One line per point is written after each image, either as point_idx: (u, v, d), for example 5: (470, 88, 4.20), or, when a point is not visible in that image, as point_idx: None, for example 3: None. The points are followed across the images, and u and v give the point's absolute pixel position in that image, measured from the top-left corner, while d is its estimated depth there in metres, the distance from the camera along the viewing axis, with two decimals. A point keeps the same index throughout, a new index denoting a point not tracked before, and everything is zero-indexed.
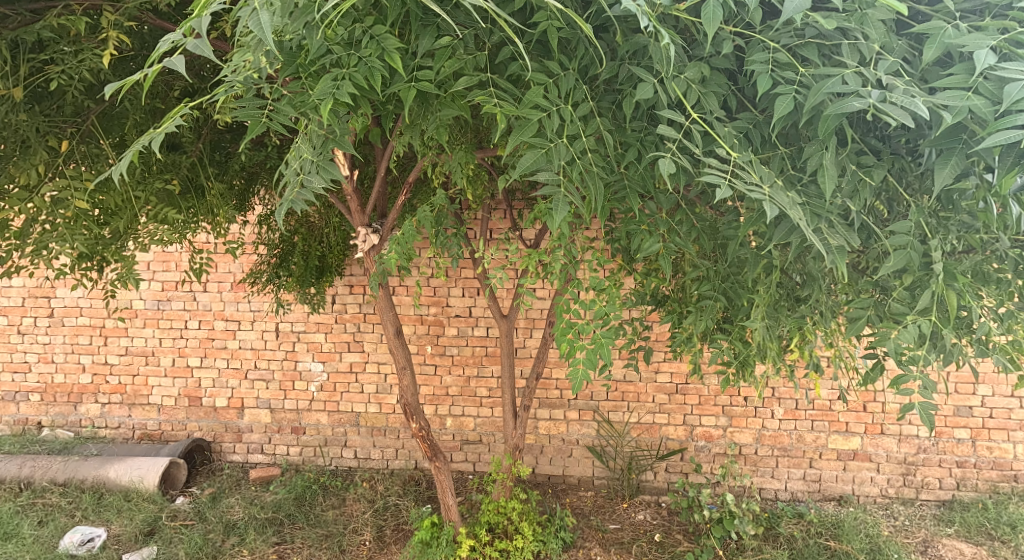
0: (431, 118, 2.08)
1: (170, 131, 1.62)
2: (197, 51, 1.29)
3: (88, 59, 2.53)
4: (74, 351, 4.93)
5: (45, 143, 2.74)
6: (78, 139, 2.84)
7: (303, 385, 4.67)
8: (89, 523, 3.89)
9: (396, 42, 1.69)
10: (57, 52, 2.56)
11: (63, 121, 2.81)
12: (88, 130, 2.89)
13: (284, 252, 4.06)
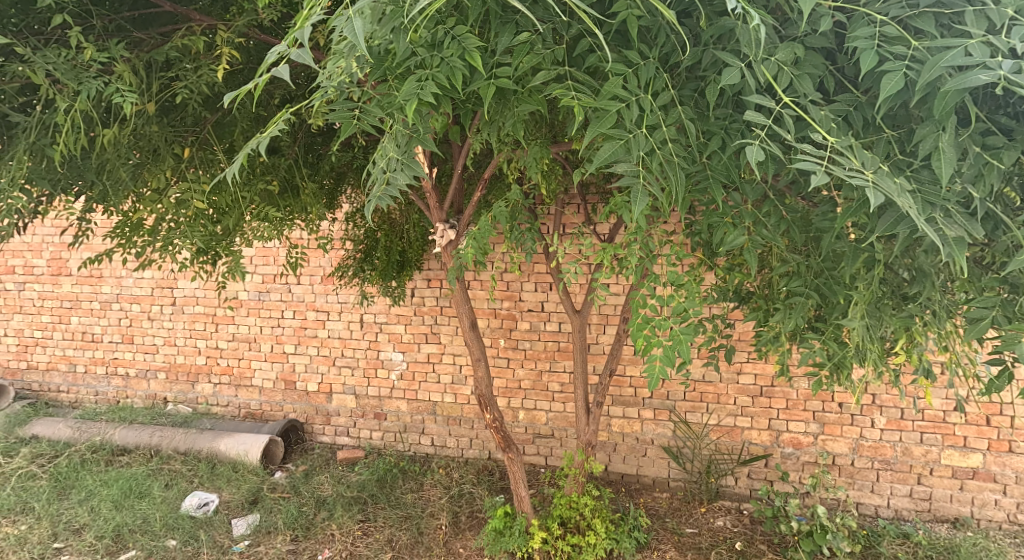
0: (508, 114, 2.06)
1: (274, 135, 1.70)
2: (299, 60, 1.34)
3: (206, 74, 2.72)
4: (192, 336, 5.33)
5: (172, 151, 2.94)
6: (196, 146, 3.05)
7: (385, 373, 4.81)
8: (205, 489, 4.21)
9: (477, 41, 1.67)
10: (180, 69, 2.76)
11: (185, 130, 3.04)
12: (205, 139, 3.08)
13: (368, 247, 4.19)
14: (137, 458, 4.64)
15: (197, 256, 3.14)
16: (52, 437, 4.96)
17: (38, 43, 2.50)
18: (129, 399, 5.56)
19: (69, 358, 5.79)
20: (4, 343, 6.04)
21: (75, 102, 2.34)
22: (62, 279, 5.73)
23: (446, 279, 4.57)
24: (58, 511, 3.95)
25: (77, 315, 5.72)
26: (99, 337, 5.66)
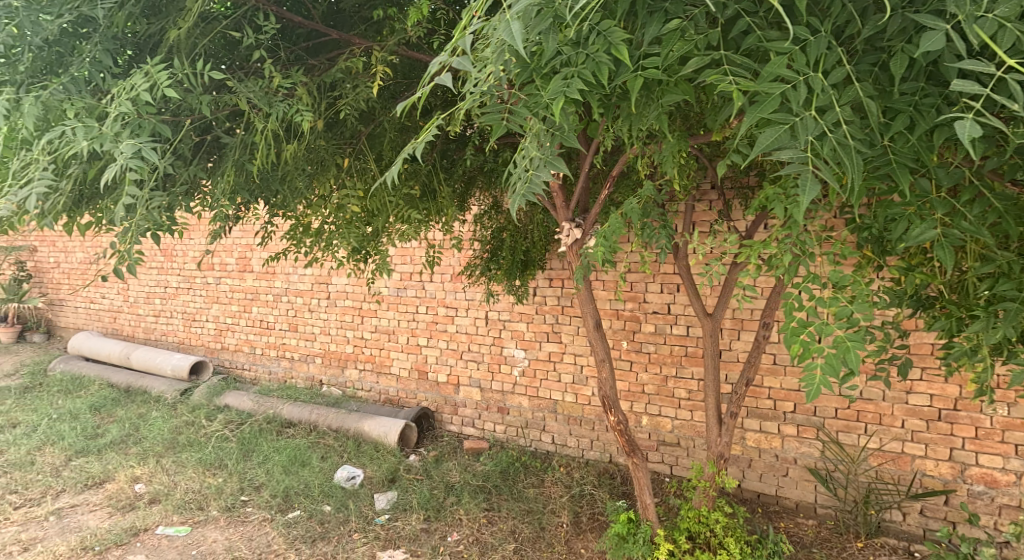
0: (653, 106, 1.88)
1: (428, 140, 1.68)
2: (462, 66, 1.36)
3: (362, 91, 2.88)
4: (342, 327, 5.76)
5: (336, 161, 3.14)
6: (354, 156, 3.22)
7: (508, 368, 4.84)
8: (354, 464, 4.52)
9: (624, 33, 1.54)
10: (344, 89, 2.95)
11: (344, 143, 3.24)
12: (361, 150, 3.27)
13: (494, 247, 4.21)
14: (299, 431, 5.14)
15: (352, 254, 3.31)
16: (238, 406, 5.69)
17: (243, 74, 2.79)
18: (294, 380, 6.12)
19: (250, 342, 6.51)
20: (204, 327, 6.92)
21: (268, 121, 2.51)
22: (247, 275, 6.46)
23: (567, 278, 4.50)
24: (243, 470, 4.47)
25: (257, 307, 6.41)
26: (273, 325, 6.30)
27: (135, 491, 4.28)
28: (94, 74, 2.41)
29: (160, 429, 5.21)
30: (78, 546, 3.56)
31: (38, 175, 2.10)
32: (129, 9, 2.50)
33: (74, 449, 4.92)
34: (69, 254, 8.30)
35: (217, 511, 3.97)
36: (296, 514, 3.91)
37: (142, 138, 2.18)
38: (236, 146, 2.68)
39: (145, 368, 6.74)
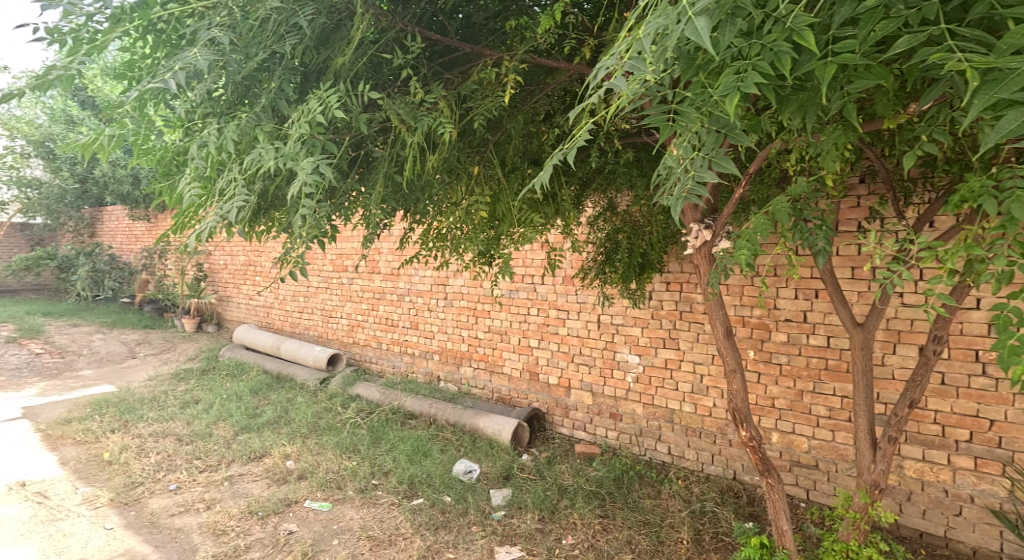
0: (838, 95, 1.70)
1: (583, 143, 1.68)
2: (635, 69, 1.49)
3: (493, 99, 2.66)
4: (457, 326, 5.91)
5: (467, 170, 2.88)
6: (483, 164, 2.93)
7: (621, 374, 4.69)
8: (471, 458, 4.61)
9: (810, 16, 1.39)
10: (474, 101, 2.74)
11: (471, 153, 2.95)
12: (489, 159, 2.94)
13: (609, 250, 3.85)
14: (421, 424, 5.34)
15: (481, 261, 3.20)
16: (367, 397, 6.04)
17: (399, 90, 2.91)
18: (415, 374, 6.40)
19: (377, 337, 6.90)
20: (339, 322, 7.45)
21: (418, 133, 2.49)
22: (375, 276, 6.87)
23: (687, 282, 4.24)
24: (374, 456, 4.74)
25: (383, 305, 6.78)
26: (397, 323, 6.62)
27: (286, 466, 4.71)
28: (279, 103, 2.74)
29: (304, 413, 5.70)
30: (245, 510, 4.01)
31: (238, 191, 2.45)
32: (305, 42, 2.73)
33: (239, 425, 5.52)
34: (230, 255, 9.34)
35: (351, 491, 4.25)
36: (420, 501, 4.06)
37: (318, 155, 2.41)
38: (385, 159, 2.64)
39: (291, 357, 7.39)
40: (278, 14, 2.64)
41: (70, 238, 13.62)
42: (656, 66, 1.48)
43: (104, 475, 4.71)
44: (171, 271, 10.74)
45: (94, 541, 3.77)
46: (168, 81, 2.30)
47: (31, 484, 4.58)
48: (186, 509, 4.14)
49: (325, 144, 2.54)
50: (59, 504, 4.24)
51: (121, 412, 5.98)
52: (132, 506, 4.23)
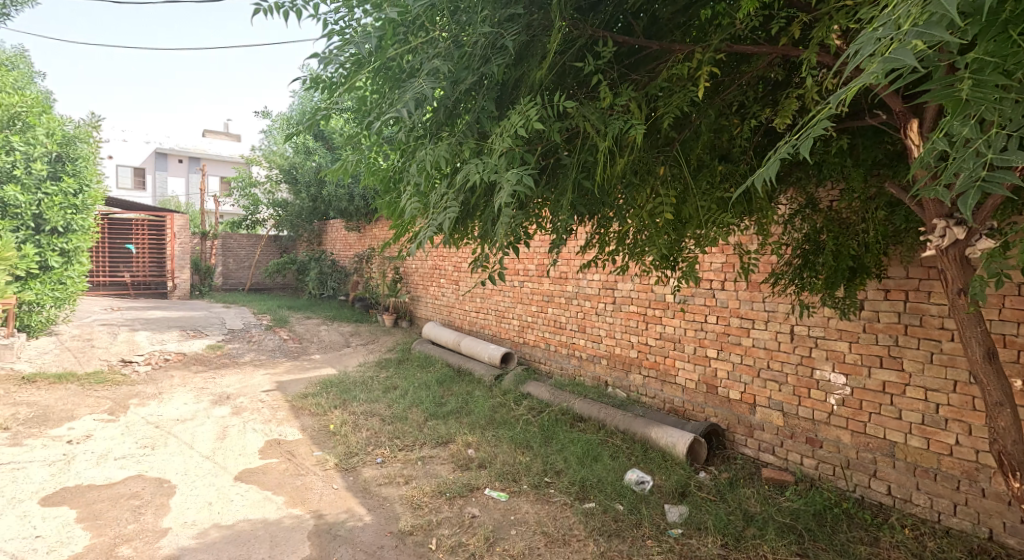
0: None
1: (824, 129, 1.62)
2: (919, 37, 1.35)
3: (680, 96, 2.54)
4: (626, 332, 5.75)
5: (657, 172, 2.74)
6: (667, 164, 2.74)
7: (821, 395, 4.12)
8: (643, 469, 4.47)
9: None
10: (663, 100, 2.63)
11: (657, 152, 2.78)
12: (674, 158, 2.76)
13: (808, 251, 3.34)
14: (589, 427, 5.30)
15: (661, 263, 2.90)
16: (539, 396, 6.16)
17: (587, 96, 2.89)
18: (583, 377, 6.36)
19: (546, 338, 7.01)
20: (510, 322, 7.73)
21: (608, 137, 2.46)
22: (544, 278, 7.02)
23: (914, 291, 3.59)
24: (546, 454, 4.83)
25: (552, 307, 6.89)
26: (564, 325, 6.67)
27: (468, 453, 5.02)
28: (482, 121, 2.97)
29: (482, 406, 6.03)
30: (435, 489, 4.38)
31: (449, 204, 2.76)
32: (504, 61, 2.89)
33: (429, 412, 6.02)
34: (418, 259, 10.21)
35: (525, 485, 4.39)
36: (592, 505, 4.04)
37: (520, 166, 2.53)
38: (574, 165, 2.65)
39: (470, 353, 7.84)
40: (485, 40, 2.85)
41: (305, 246, 16.11)
42: (950, 29, 1.32)
43: (331, 442, 5.50)
44: (375, 272, 12.11)
45: (325, 497, 4.42)
46: (400, 109, 2.68)
47: (281, 443, 5.54)
48: (389, 481, 4.63)
49: (523, 155, 2.65)
50: (300, 463, 5.05)
51: (339, 392, 6.88)
52: (350, 472, 4.85)
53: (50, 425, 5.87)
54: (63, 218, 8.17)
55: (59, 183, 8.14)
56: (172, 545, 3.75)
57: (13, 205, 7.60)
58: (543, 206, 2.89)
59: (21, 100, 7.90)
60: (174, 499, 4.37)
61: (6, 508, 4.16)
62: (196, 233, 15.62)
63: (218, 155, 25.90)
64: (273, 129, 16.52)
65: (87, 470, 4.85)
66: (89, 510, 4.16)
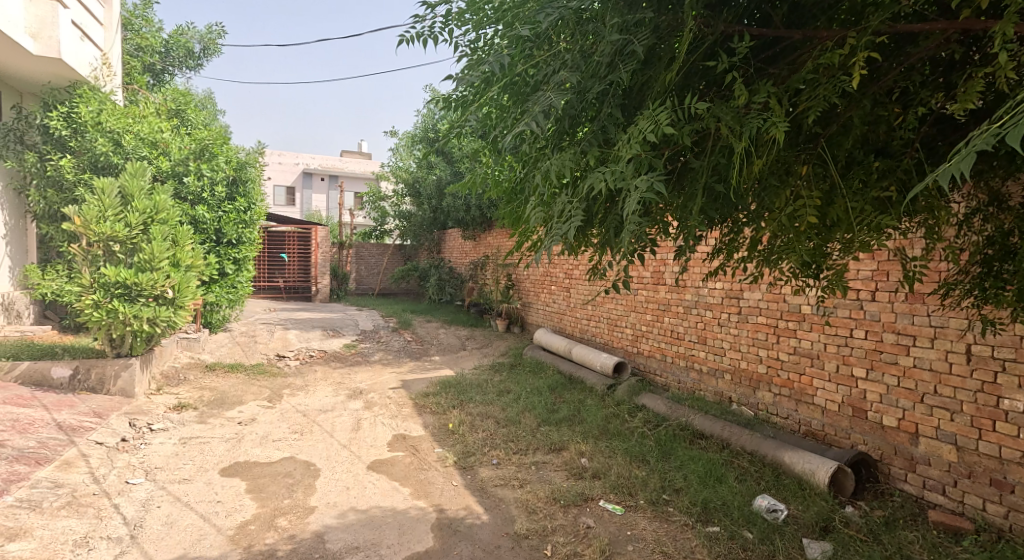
0: None
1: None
2: None
3: (829, 85, 2.26)
4: (754, 345, 5.35)
5: (799, 172, 2.46)
6: (813, 162, 2.45)
7: (1010, 429, 3.51)
8: (774, 495, 4.11)
9: None
10: (806, 94, 2.36)
11: (799, 150, 2.51)
12: (821, 156, 2.46)
13: (992, 256, 2.88)
14: (712, 445, 4.98)
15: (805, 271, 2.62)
16: (655, 409, 5.89)
17: (717, 92, 2.69)
18: (703, 392, 5.99)
19: (662, 349, 6.72)
20: (623, 331, 7.52)
21: (744, 139, 2.27)
22: (660, 287, 6.78)
23: None
24: (663, 470, 4.60)
25: (669, 316, 6.61)
26: (683, 336, 6.35)
27: (581, 462, 4.92)
28: (608, 129, 2.88)
29: (595, 415, 5.89)
30: (550, 495, 4.34)
31: (575, 212, 2.72)
32: (630, 66, 2.79)
33: (542, 418, 6.00)
34: (529, 266, 10.27)
35: (642, 501, 4.22)
36: (716, 529, 3.78)
37: (651, 173, 2.42)
38: (704, 168, 2.46)
39: (581, 361, 7.71)
40: (612, 48, 2.80)
41: (424, 254, 16.86)
42: None
43: (450, 440, 5.65)
44: (490, 279, 12.38)
45: (446, 492, 4.54)
46: (530, 124, 2.76)
47: (407, 438, 5.78)
48: (505, 483, 4.66)
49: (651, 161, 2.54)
50: (423, 458, 5.24)
51: (457, 393, 7.06)
52: (467, 471, 4.94)
53: (226, 407, 6.63)
54: (236, 233, 9.19)
55: (234, 203, 9.11)
56: (318, 522, 4.04)
57: (202, 223, 8.63)
58: (668, 211, 2.73)
59: (209, 134, 8.88)
60: (319, 481, 4.72)
61: (196, 475, 4.77)
62: (335, 243, 16.97)
63: (353, 172, 28.06)
64: (398, 146, 17.47)
65: (253, 448, 5.42)
66: (255, 483, 4.65)
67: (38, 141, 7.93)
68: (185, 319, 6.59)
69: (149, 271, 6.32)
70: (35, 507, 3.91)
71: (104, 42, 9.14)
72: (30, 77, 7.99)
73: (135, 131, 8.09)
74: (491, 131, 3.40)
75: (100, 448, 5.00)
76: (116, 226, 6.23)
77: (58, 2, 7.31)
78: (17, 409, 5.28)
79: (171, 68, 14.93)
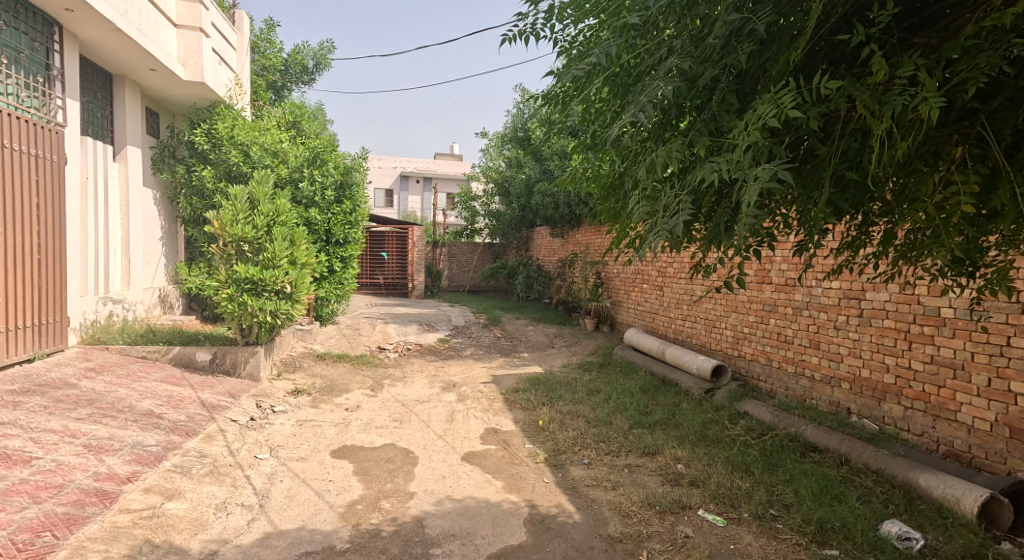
0: None
1: None
2: None
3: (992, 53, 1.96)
4: (879, 351, 4.86)
5: (953, 156, 2.16)
6: (972, 144, 2.13)
7: None
8: (904, 521, 3.69)
9: None
10: (961, 66, 2.06)
11: (950, 131, 2.20)
12: (981, 136, 2.14)
13: None
14: (827, 460, 4.57)
15: (953, 269, 2.30)
16: (759, 417, 5.51)
17: (848, 69, 2.43)
18: (816, 401, 5.52)
19: (767, 353, 6.28)
20: (723, 333, 7.12)
21: (884, 119, 2.02)
22: (765, 287, 6.35)
23: None
24: (770, 483, 4.28)
25: (775, 318, 6.17)
26: (792, 340, 5.90)
27: (677, 468, 4.70)
28: (720, 116, 2.67)
29: (691, 420, 5.61)
30: (644, 500, 4.16)
31: (684, 206, 2.55)
32: (746, 46, 2.60)
33: (634, 420, 5.80)
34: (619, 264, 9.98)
35: (747, 515, 3.94)
36: (835, 553, 3.46)
37: (775, 161, 2.22)
38: (834, 154, 2.22)
39: (675, 363, 7.37)
40: (728, 28, 2.60)
41: (513, 252, 16.96)
42: None
43: (541, 437, 5.60)
44: (578, 277, 12.22)
45: (538, 489, 4.48)
46: (638, 114, 2.62)
47: (499, 432, 5.80)
48: (596, 483, 4.53)
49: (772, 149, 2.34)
50: (514, 453, 5.22)
51: (547, 391, 7.00)
52: (558, 468, 4.86)
53: (335, 394, 7.00)
54: (343, 233, 9.66)
55: (341, 205, 9.60)
56: (417, 508, 4.12)
57: (314, 224, 9.17)
58: (787, 202, 2.50)
59: (320, 142, 9.45)
60: (418, 468, 4.83)
61: (311, 454, 5.06)
62: (429, 242, 17.50)
63: (445, 174, 28.83)
64: (487, 146, 17.68)
65: (359, 433, 5.66)
66: (360, 466, 4.84)
67: (184, 155, 8.68)
68: (301, 312, 6.92)
69: (271, 268, 6.78)
70: (186, 472, 4.33)
71: (235, 64, 9.94)
72: (179, 101, 8.80)
73: (260, 143, 8.74)
74: (589, 125, 3.30)
75: (235, 425, 5.43)
76: (246, 228, 6.73)
77: (200, 32, 7.99)
78: (171, 387, 5.79)
79: (291, 84, 16.06)
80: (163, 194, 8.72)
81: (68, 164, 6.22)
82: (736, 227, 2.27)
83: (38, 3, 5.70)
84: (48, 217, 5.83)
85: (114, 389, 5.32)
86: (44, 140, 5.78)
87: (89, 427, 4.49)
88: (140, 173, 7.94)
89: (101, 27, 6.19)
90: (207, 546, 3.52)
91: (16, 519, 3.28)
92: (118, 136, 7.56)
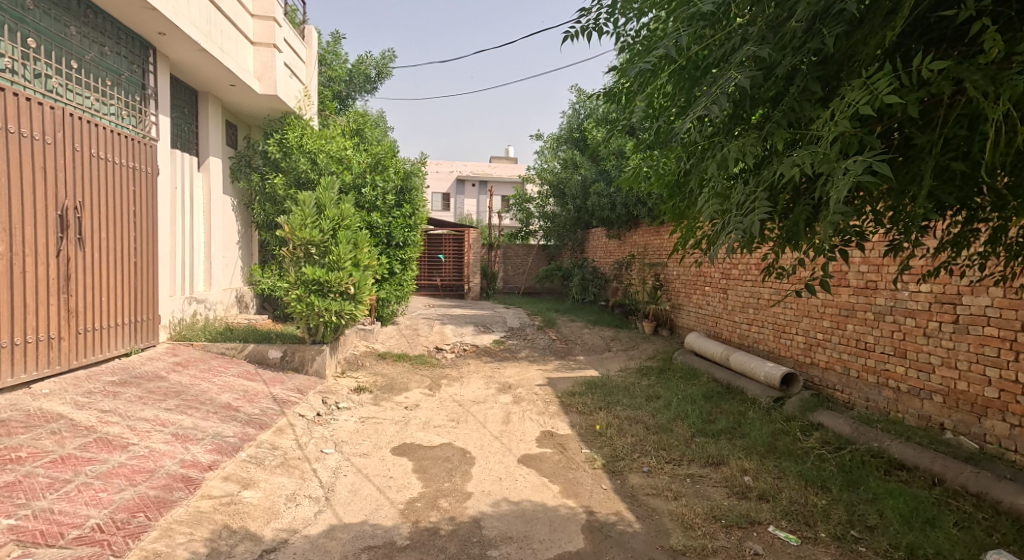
0: None
1: None
2: None
3: None
4: (979, 362, 4.44)
5: None
6: None
7: None
8: (1012, 552, 3.31)
9: None
10: None
11: None
12: None
13: None
14: (917, 480, 4.20)
15: None
16: (836, 429, 5.13)
17: (947, 50, 2.23)
18: (902, 414, 5.10)
19: (844, 361, 5.88)
20: (794, 340, 6.74)
21: (1002, 102, 1.79)
22: (842, 290, 5.96)
23: None
24: (851, 502, 3.98)
25: (853, 324, 5.77)
26: (873, 347, 5.50)
27: (744, 481, 4.44)
28: (801, 105, 2.47)
29: (760, 430, 5.31)
30: (709, 513, 3.94)
31: (760, 203, 2.36)
32: (831, 31, 2.42)
33: (697, 427, 5.55)
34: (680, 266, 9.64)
35: (826, 535, 3.67)
36: None
37: (871, 152, 2.01)
38: (939, 142, 2.00)
39: (740, 369, 7.03)
40: (809, 14, 2.42)
41: (568, 254, 16.78)
42: None
43: (599, 441, 5.45)
44: (635, 279, 11.92)
45: (596, 495, 4.34)
46: (710, 107, 2.44)
47: (555, 436, 5.68)
48: (658, 493, 4.34)
49: (862, 139, 2.13)
50: (572, 457, 5.09)
51: (603, 395, 6.83)
52: (617, 475, 4.70)
53: (394, 392, 7.08)
54: (403, 236, 9.77)
55: (402, 209, 9.72)
56: (475, 508, 4.06)
57: (376, 228, 9.33)
58: (880, 198, 2.28)
59: (382, 147, 9.64)
60: (475, 469, 4.78)
61: (373, 450, 5.12)
62: (484, 244, 17.58)
63: (501, 176, 28.95)
64: (543, 148, 17.58)
65: (418, 431, 5.68)
66: (419, 464, 4.84)
67: (259, 164, 9.04)
68: (363, 312, 7.02)
69: (336, 270, 6.92)
70: (259, 463, 4.45)
71: (304, 76, 10.29)
72: (254, 113, 9.16)
73: (327, 150, 9.01)
74: (652, 122, 3.15)
75: (302, 420, 5.56)
76: (314, 231, 6.92)
77: (274, 48, 8.28)
78: (246, 382, 6.00)
79: (355, 94, 16.57)
80: (240, 201, 9.14)
81: (160, 175, 6.56)
82: (821, 225, 2.06)
83: (136, 28, 6.04)
84: (143, 223, 6.15)
85: (197, 383, 5.54)
86: (139, 152, 6.10)
87: (176, 417, 4.68)
88: (220, 182, 8.30)
89: (190, 47, 6.50)
90: (279, 535, 3.59)
91: (115, 499, 3.43)
92: (202, 147, 7.94)
